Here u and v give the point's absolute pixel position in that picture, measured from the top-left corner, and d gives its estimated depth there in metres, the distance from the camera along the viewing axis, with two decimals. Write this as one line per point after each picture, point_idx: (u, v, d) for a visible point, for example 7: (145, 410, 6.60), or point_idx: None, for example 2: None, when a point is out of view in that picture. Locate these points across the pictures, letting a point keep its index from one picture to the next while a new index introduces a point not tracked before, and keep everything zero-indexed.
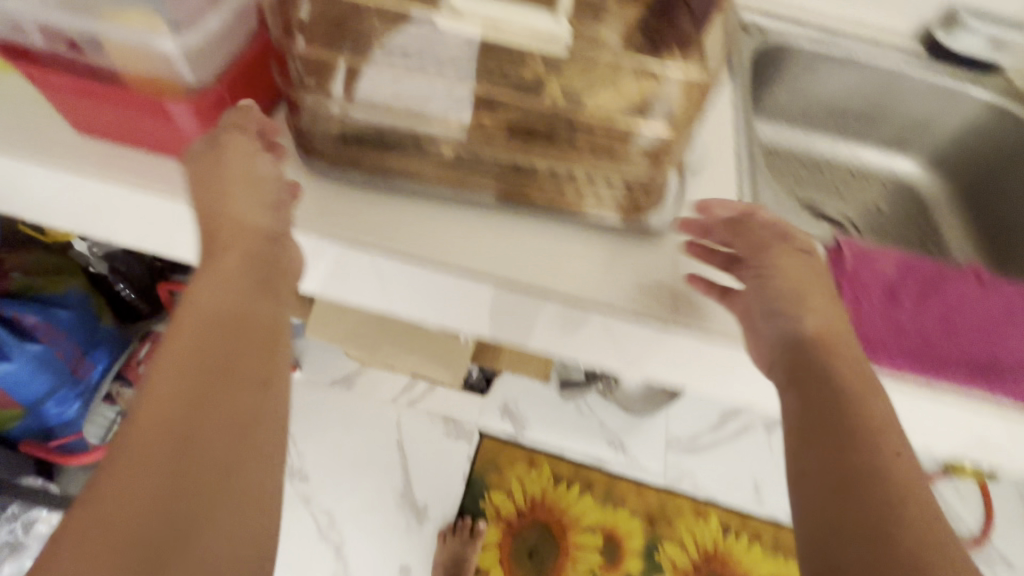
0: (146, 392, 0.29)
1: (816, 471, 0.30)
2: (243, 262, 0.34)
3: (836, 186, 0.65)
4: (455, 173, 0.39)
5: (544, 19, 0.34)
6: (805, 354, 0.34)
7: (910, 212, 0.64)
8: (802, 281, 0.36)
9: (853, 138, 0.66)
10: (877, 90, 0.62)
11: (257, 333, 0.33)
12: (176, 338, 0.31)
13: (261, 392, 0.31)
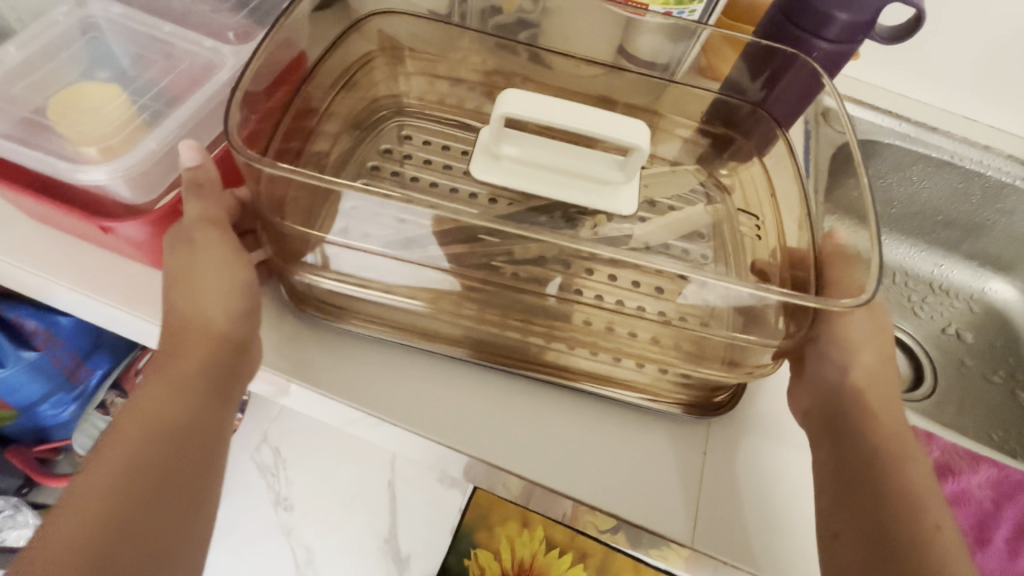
0: (69, 502, 0.28)
1: (851, 530, 0.30)
2: (203, 361, 0.31)
3: (914, 304, 0.58)
4: (464, 332, 0.35)
5: (599, 175, 0.34)
6: (865, 488, 0.31)
7: (999, 343, 0.56)
8: (874, 499, 0.31)
9: (944, 250, 0.58)
10: (980, 201, 0.53)
11: (199, 448, 0.30)
12: (114, 442, 0.29)
13: (188, 515, 0.29)
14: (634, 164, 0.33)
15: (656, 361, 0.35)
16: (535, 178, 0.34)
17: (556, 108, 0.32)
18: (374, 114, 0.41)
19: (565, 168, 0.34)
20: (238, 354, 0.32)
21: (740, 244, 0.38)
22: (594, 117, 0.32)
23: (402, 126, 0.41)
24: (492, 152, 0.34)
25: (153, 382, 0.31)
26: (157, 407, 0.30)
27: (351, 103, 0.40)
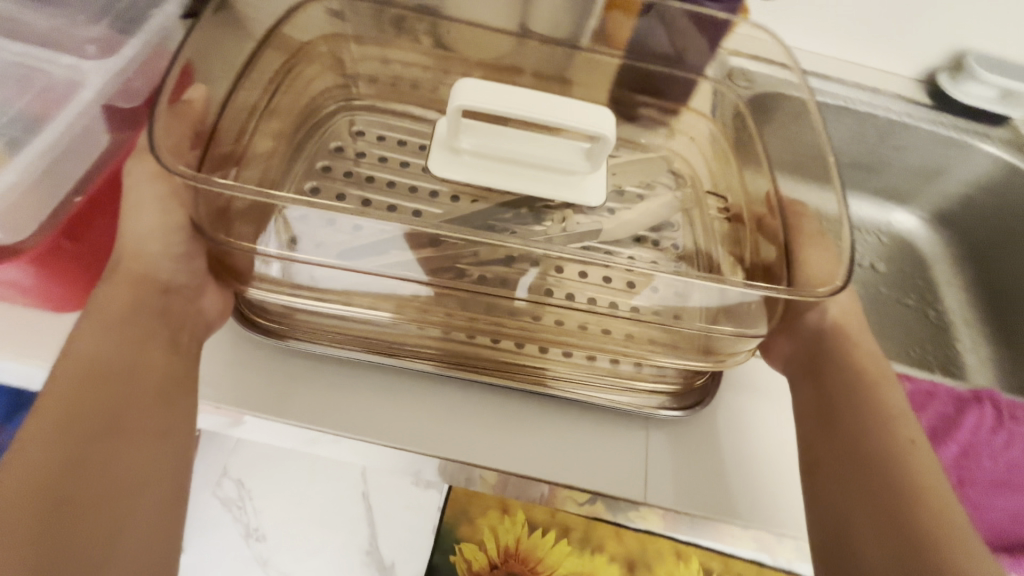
0: (23, 441, 0.30)
1: (823, 450, 0.35)
2: (135, 307, 0.35)
3: None
4: (440, 335, 0.37)
5: (566, 164, 0.35)
6: (829, 403, 0.37)
7: (908, 271, 0.61)
8: (858, 422, 0.35)
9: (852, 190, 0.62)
10: (877, 139, 0.57)
11: (141, 383, 0.33)
12: (54, 388, 0.31)
13: (156, 441, 0.32)
14: (601, 153, 0.34)
15: (628, 355, 0.36)
16: (500, 173, 0.35)
17: (518, 100, 0.32)
18: (321, 113, 0.40)
19: (531, 158, 0.35)
20: (169, 299, 0.36)
21: (702, 225, 0.39)
22: (558, 108, 0.32)
23: (354, 120, 0.41)
24: (455, 147, 0.35)
25: (87, 333, 0.33)
26: (92, 350, 0.33)
27: (294, 106, 0.39)
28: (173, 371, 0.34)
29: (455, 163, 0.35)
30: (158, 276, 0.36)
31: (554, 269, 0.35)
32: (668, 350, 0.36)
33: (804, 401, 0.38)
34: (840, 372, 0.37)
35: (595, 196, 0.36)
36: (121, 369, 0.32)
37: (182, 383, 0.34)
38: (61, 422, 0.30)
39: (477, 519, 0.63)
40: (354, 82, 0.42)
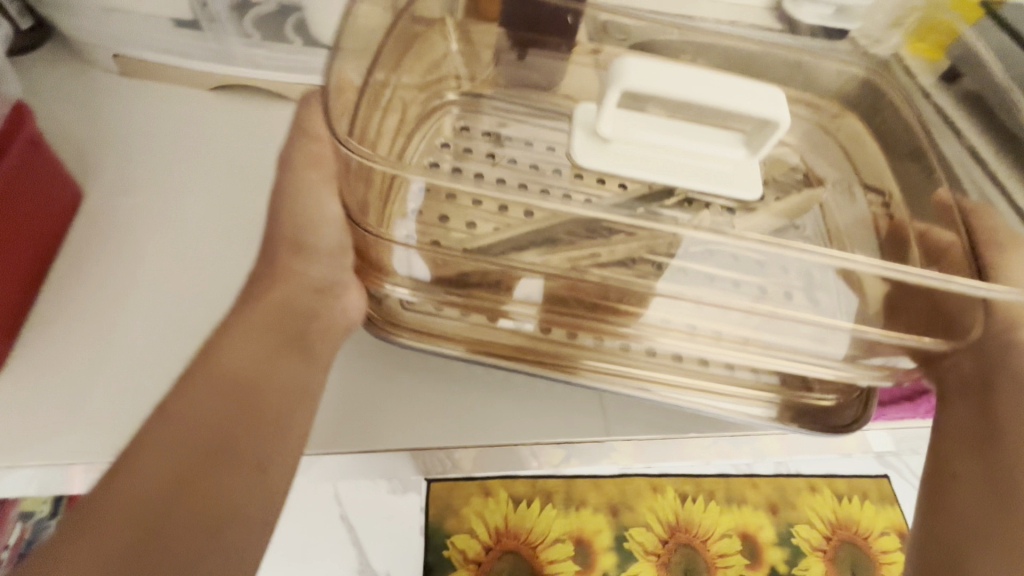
0: (150, 436, 0.35)
1: (966, 480, 0.40)
2: (272, 316, 0.41)
3: None
4: (476, 315, 0.43)
5: (720, 152, 0.39)
6: (997, 445, 0.40)
7: None
8: (1019, 456, 0.39)
9: None
10: None
11: (272, 398, 0.38)
12: (188, 394, 0.37)
13: (251, 474, 0.36)
14: (763, 144, 0.38)
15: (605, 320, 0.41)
16: (637, 162, 0.39)
17: (686, 84, 0.35)
18: (426, 117, 0.47)
19: (701, 154, 0.39)
20: (316, 299, 0.42)
21: (843, 203, 0.47)
22: (734, 97, 0.35)
23: (458, 121, 0.48)
24: (604, 138, 0.40)
25: (232, 345, 0.39)
26: (232, 365, 0.38)
27: (413, 109, 0.46)
28: (304, 389, 0.40)
29: (594, 152, 0.40)
30: (309, 273, 0.42)
31: (632, 263, 0.40)
32: (738, 335, 0.40)
33: (971, 420, 0.41)
34: (1010, 391, 0.40)
35: (739, 185, 0.40)
36: (242, 389, 0.38)
37: (301, 400, 0.40)
38: (181, 440, 0.35)
39: (461, 508, 0.63)
40: (473, 93, 0.49)
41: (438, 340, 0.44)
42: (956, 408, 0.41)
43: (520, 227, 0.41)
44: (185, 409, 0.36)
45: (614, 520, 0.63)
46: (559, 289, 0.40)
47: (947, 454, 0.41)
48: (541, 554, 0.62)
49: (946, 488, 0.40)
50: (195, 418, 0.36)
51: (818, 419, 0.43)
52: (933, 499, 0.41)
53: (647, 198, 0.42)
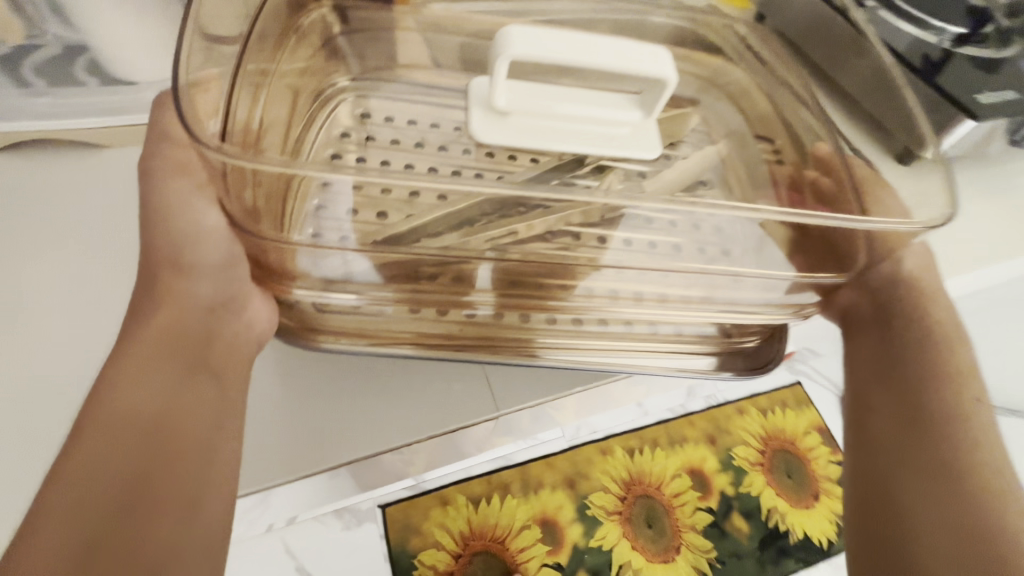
0: (37, 509, 0.26)
1: (905, 491, 0.35)
2: (170, 343, 0.32)
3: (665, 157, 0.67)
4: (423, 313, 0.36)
5: (619, 111, 0.32)
6: (922, 453, 0.35)
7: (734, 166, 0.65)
8: (959, 459, 0.35)
9: None
10: None
11: (190, 428, 0.30)
12: (76, 446, 0.28)
13: (184, 515, 0.28)
14: (658, 105, 0.31)
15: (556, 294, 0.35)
16: (537, 139, 0.31)
17: (573, 49, 0.27)
18: (312, 116, 0.38)
19: (605, 121, 0.32)
20: (212, 317, 0.34)
21: (732, 150, 0.41)
22: (619, 50, 0.28)
23: (358, 108, 0.40)
24: (484, 110, 0.32)
25: (119, 383, 0.30)
26: (131, 404, 0.29)
27: (301, 98, 0.38)
28: (223, 406, 0.32)
29: (479, 129, 0.32)
30: (196, 287, 0.34)
31: (571, 237, 0.35)
32: (706, 295, 0.35)
33: (893, 417, 0.37)
34: (910, 324, 0.39)
35: (643, 148, 0.33)
36: (152, 423, 0.29)
37: (223, 424, 0.32)
38: (77, 502, 0.26)
39: (422, 524, 0.57)
40: (364, 77, 0.41)
41: (368, 341, 0.37)
42: (860, 347, 0.40)
43: (428, 213, 0.34)
44: (71, 469, 0.27)
45: (575, 492, 0.61)
46: (487, 278, 0.34)
47: (862, 391, 0.39)
48: (514, 554, 0.58)
49: (863, 417, 0.38)
50: (97, 469, 0.27)
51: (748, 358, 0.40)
52: (854, 438, 0.39)
53: (560, 167, 0.34)
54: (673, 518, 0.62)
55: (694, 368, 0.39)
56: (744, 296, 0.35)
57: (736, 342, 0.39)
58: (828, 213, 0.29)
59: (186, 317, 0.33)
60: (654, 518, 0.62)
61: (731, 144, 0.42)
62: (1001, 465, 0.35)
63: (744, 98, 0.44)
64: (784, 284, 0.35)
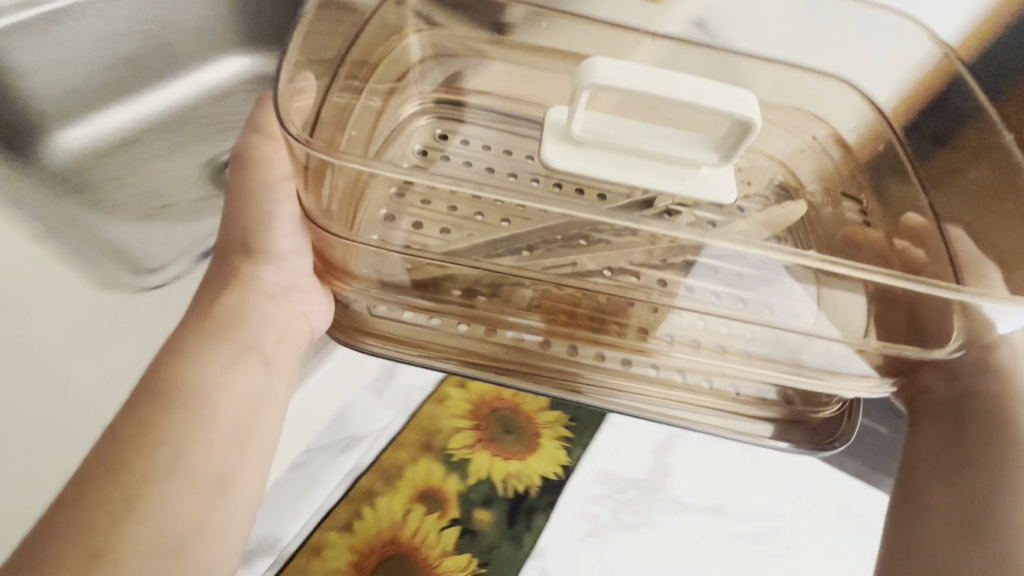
0: (107, 442, 0.31)
1: (944, 548, 0.35)
2: (225, 340, 0.35)
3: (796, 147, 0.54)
4: (489, 334, 0.39)
5: (691, 152, 0.35)
6: (980, 526, 0.34)
7: None
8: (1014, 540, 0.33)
9: None
10: None
11: (230, 408, 0.34)
12: (139, 402, 0.32)
13: (213, 491, 0.32)
14: (737, 148, 0.34)
15: (616, 331, 0.38)
16: (609, 164, 0.35)
17: (662, 83, 0.31)
18: (408, 122, 0.43)
19: (665, 158, 0.35)
20: (274, 304, 0.37)
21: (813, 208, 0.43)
22: (710, 90, 0.32)
23: (434, 129, 0.43)
24: (559, 134, 0.36)
25: (190, 357, 0.34)
26: (192, 379, 0.33)
27: (383, 123, 0.42)
28: (262, 398, 0.35)
29: (560, 142, 0.36)
30: (262, 279, 0.37)
31: (631, 277, 0.38)
32: (765, 352, 0.38)
33: (950, 491, 0.36)
34: (990, 427, 0.37)
35: (710, 187, 0.36)
36: (197, 402, 0.33)
37: (263, 414, 0.35)
38: (133, 447, 0.31)
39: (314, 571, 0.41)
40: (447, 101, 0.45)
41: (417, 351, 0.39)
42: (926, 440, 0.39)
43: (495, 230, 0.37)
44: (126, 432, 0.31)
45: (435, 452, 0.47)
46: (549, 305, 0.38)
47: (920, 483, 0.38)
48: (434, 550, 0.43)
49: (915, 519, 0.37)
50: (155, 421, 0.31)
51: (812, 435, 0.41)
52: (899, 525, 0.37)
53: (630, 205, 0.39)
54: (526, 412, 0.50)
55: (752, 433, 0.41)
56: (810, 360, 0.38)
57: (813, 410, 0.41)
58: (897, 278, 0.31)
59: (252, 304, 0.36)
60: (514, 424, 0.50)
61: (814, 194, 0.44)
62: None
63: (815, 133, 0.46)
64: (842, 345, 0.37)
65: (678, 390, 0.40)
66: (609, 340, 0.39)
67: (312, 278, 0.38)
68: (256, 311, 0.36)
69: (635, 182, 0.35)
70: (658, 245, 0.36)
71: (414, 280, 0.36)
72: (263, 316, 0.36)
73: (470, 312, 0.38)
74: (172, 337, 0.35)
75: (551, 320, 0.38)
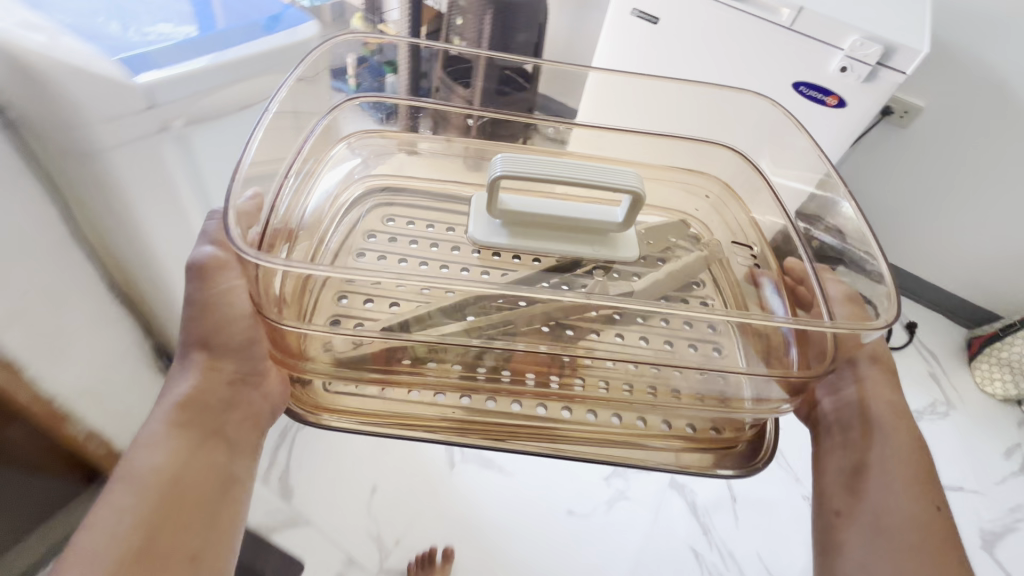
0: (83, 537, 0.33)
1: (856, 551, 0.38)
2: (193, 429, 0.38)
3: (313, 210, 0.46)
4: (436, 400, 0.42)
5: (596, 223, 0.41)
6: (885, 523, 0.38)
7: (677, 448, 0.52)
8: (910, 533, 0.38)
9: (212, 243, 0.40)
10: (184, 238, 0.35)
11: (199, 489, 0.36)
12: (114, 496, 0.35)
13: (186, 569, 0.34)
14: (632, 217, 0.40)
15: (558, 384, 0.42)
16: (528, 239, 0.41)
17: (562, 169, 0.38)
18: (356, 207, 0.49)
19: (576, 227, 0.41)
20: (239, 392, 0.40)
21: (717, 258, 0.50)
22: (602, 172, 0.38)
23: (381, 214, 0.50)
24: (482, 216, 0.42)
25: (160, 448, 0.36)
26: (163, 468, 0.36)
27: (333, 214, 0.48)
28: (232, 476, 0.38)
29: (486, 221, 0.42)
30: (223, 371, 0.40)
31: (567, 332, 0.43)
32: (692, 389, 0.42)
33: (855, 496, 0.40)
34: (875, 434, 0.42)
35: (618, 247, 0.42)
36: (170, 487, 0.35)
37: (232, 492, 0.38)
38: (109, 539, 0.33)
39: None
40: (391, 190, 0.52)
41: (371, 422, 0.41)
42: (829, 449, 0.43)
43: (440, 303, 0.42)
44: (104, 525, 0.33)
45: None
46: (491, 367, 0.42)
47: (831, 491, 0.42)
48: None
49: (831, 526, 0.40)
50: (130, 511, 0.34)
51: (741, 458, 0.45)
52: (822, 535, 0.41)
53: (560, 268, 0.44)
54: None
55: (692, 465, 0.44)
56: (727, 390, 0.43)
57: (741, 436, 0.45)
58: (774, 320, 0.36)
59: (213, 394, 0.39)
60: None
61: (716, 241, 0.51)
62: (946, 535, 0.38)
63: (707, 192, 0.55)
64: (757, 378, 0.42)
65: (620, 435, 0.43)
66: (549, 395, 0.42)
67: (270, 362, 0.41)
68: (220, 401, 0.39)
69: (553, 250, 0.41)
70: (581, 304, 0.41)
71: (366, 355, 0.40)
72: (224, 406, 0.39)
73: (419, 381, 0.41)
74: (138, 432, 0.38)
75: (495, 377, 0.42)
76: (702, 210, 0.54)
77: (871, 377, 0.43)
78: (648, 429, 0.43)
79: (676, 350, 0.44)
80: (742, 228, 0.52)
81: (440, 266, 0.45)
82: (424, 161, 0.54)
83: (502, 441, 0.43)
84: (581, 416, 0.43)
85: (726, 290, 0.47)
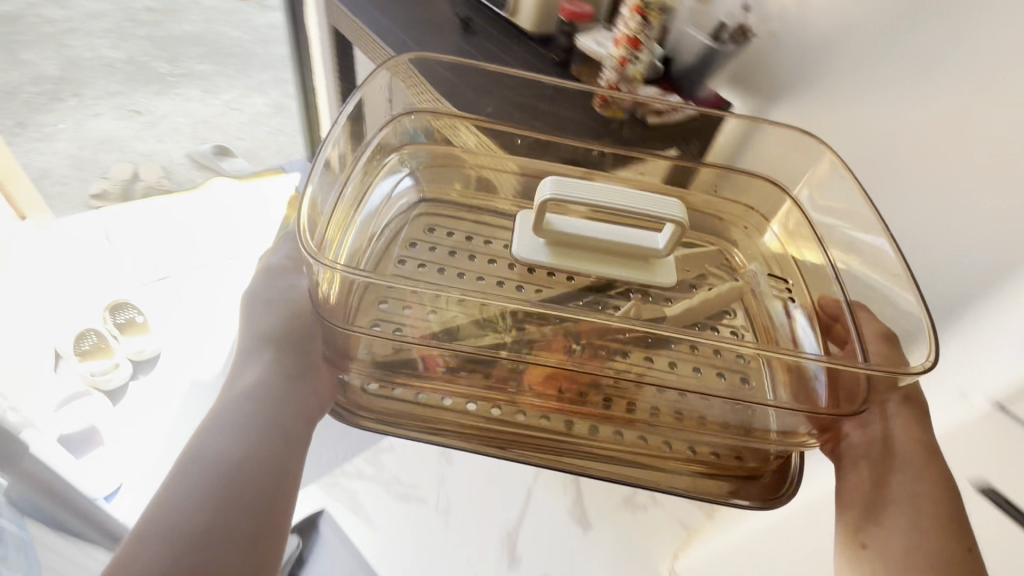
0: (156, 510, 0.36)
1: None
2: (255, 418, 0.40)
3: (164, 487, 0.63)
4: (469, 410, 0.43)
5: (637, 247, 0.42)
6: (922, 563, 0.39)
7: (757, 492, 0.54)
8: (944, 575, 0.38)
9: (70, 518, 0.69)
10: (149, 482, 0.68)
11: (259, 477, 0.38)
12: (185, 475, 0.37)
13: (247, 549, 0.36)
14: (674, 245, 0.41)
15: (588, 402, 0.43)
16: (570, 260, 0.42)
17: (608, 194, 0.39)
18: (402, 217, 0.52)
19: (617, 251, 0.43)
20: (298, 386, 0.42)
21: (753, 291, 0.50)
22: (645, 200, 0.39)
23: (424, 224, 0.52)
24: (526, 233, 0.44)
25: (226, 434, 0.39)
26: (228, 453, 0.38)
27: (379, 222, 0.50)
28: (289, 466, 0.40)
29: (530, 238, 0.43)
30: (285, 366, 0.42)
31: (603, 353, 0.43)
32: (721, 418, 0.43)
33: (889, 535, 0.40)
34: (908, 474, 0.42)
35: (656, 271, 0.43)
36: (233, 472, 0.37)
37: (288, 482, 0.39)
38: (180, 513, 0.35)
39: None
40: (436, 202, 0.54)
41: (409, 425, 0.43)
42: (859, 485, 0.43)
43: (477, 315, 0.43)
44: (175, 501, 0.36)
45: None
46: (522, 380, 0.43)
47: (862, 527, 0.41)
48: None
49: (861, 563, 0.40)
50: (200, 489, 0.36)
51: (763, 488, 0.45)
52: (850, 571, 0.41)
53: (597, 290, 0.45)
54: None
55: (713, 493, 0.44)
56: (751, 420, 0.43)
57: (766, 465, 0.45)
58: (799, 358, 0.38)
59: (272, 385, 0.41)
60: None
61: (750, 271, 0.52)
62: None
63: (745, 223, 0.56)
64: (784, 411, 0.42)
65: (641, 457, 0.44)
66: (577, 412, 0.44)
67: (322, 360, 0.43)
68: (279, 395, 0.41)
69: (590, 271, 0.42)
70: (615, 329, 0.42)
71: (404, 360, 0.42)
72: (286, 399, 0.41)
73: (454, 388, 0.43)
74: (207, 418, 0.40)
75: (528, 390, 0.43)
76: (735, 237, 0.55)
77: (904, 415, 0.44)
78: (674, 452, 0.44)
79: (703, 375, 0.44)
80: (775, 260, 0.53)
81: (478, 278, 0.47)
82: (467, 178, 0.56)
83: (531, 454, 0.44)
84: (608, 434, 0.44)
85: (757, 321, 0.48)
